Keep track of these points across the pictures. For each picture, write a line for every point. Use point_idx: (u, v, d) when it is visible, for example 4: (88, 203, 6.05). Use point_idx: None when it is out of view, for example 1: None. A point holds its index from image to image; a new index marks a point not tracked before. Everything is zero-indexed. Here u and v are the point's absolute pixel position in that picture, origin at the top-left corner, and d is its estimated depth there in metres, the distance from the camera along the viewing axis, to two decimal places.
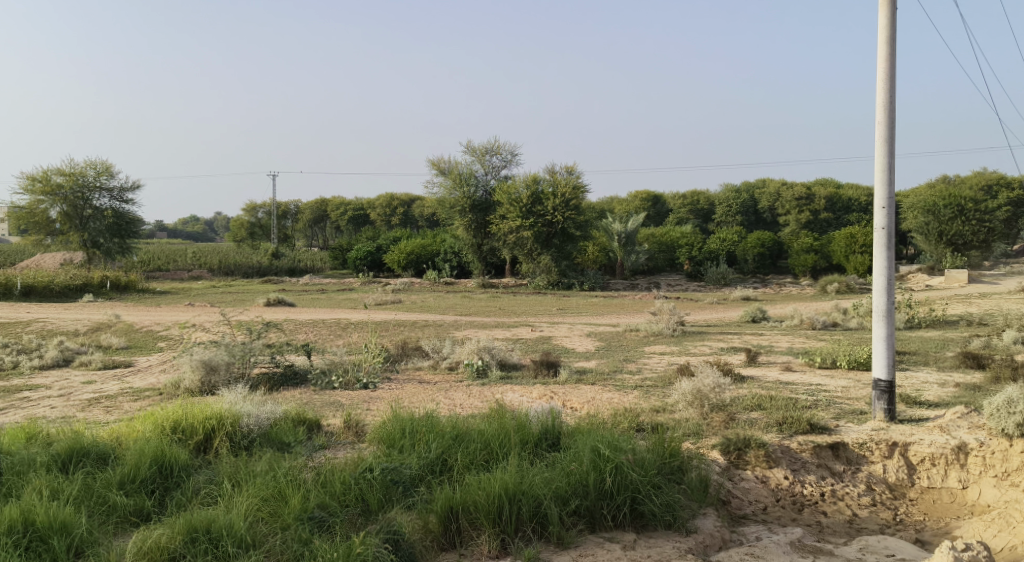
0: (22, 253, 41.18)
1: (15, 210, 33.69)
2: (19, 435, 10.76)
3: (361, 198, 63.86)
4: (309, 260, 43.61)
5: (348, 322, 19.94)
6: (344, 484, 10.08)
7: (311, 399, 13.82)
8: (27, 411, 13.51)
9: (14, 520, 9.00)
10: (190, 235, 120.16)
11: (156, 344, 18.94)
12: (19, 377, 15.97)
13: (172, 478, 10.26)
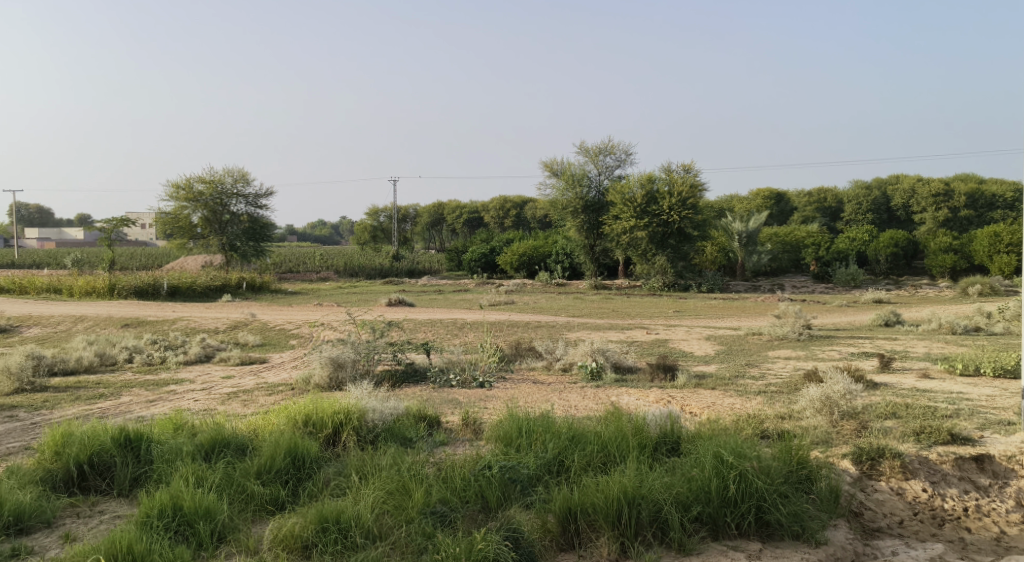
0: (167, 256, 43.80)
1: (161, 216, 35.83)
2: (167, 425, 11.44)
3: (476, 201, 64.83)
4: (428, 261, 44.64)
5: (465, 322, 20.27)
6: (464, 481, 10.26)
7: (430, 396, 14.12)
8: (174, 403, 14.37)
9: (164, 504, 9.57)
10: (316, 239, 124.80)
11: (288, 341, 19.79)
12: (167, 371, 17.04)
13: (303, 470, 10.71)
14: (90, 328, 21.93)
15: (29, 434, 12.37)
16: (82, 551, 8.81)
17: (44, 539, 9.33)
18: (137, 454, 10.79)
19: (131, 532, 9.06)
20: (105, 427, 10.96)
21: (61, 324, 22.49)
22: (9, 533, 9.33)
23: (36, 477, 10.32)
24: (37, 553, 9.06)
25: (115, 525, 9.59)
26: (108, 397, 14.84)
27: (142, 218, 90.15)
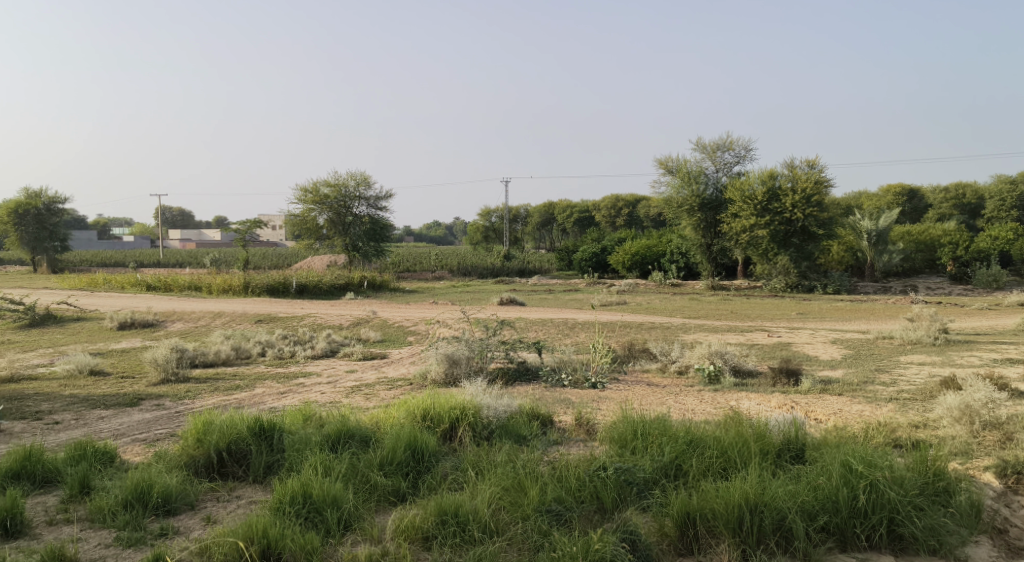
0: (295, 256, 45.53)
1: (290, 218, 37.37)
2: (297, 416, 11.96)
3: (586, 201, 64.73)
4: (538, 260, 44.86)
5: (577, 322, 20.23)
6: (579, 481, 10.25)
7: (543, 396, 14.14)
8: (302, 395, 14.96)
9: (295, 491, 9.95)
10: (431, 239, 127.40)
11: (406, 338, 20.26)
12: (296, 364, 17.77)
13: (423, 463, 10.96)
14: (226, 323, 23.10)
15: (174, 422, 13.14)
16: (221, 533, 9.24)
17: (188, 520, 9.83)
18: (270, 443, 11.29)
19: (265, 517, 9.45)
20: (241, 417, 11.52)
21: (200, 319, 23.76)
22: (157, 514, 9.88)
23: (180, 462, 10.94)
24: (182, 533, 9.56)
25: (251, 509, 10.04)
26: (243, 389, 15.59)
27: (270, 220, 94.32)
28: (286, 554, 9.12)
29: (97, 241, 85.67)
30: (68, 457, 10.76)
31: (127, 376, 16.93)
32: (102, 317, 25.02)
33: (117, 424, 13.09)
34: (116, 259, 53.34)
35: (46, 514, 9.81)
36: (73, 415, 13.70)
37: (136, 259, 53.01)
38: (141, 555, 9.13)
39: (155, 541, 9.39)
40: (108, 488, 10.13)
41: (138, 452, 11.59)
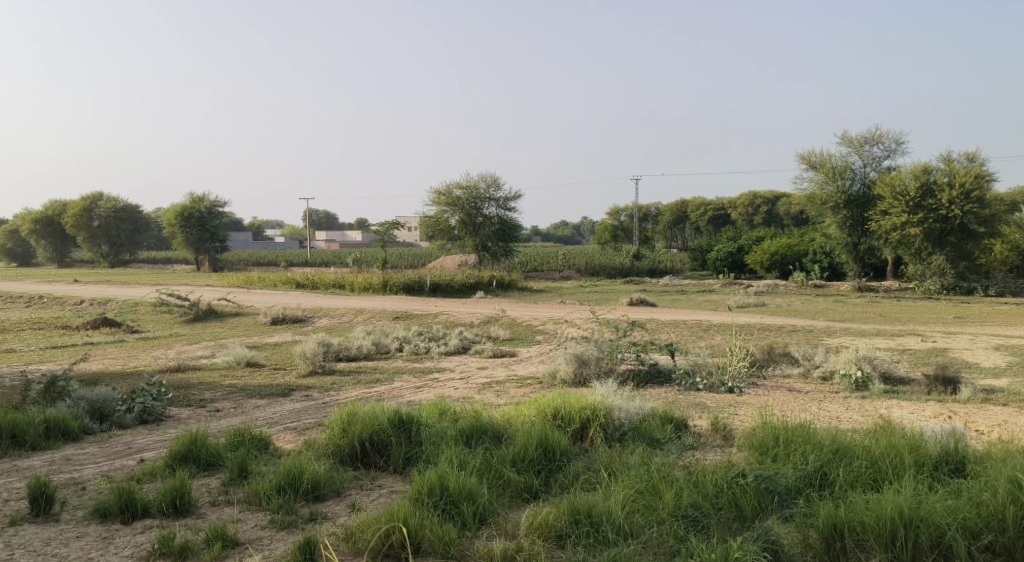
0: (429, 256, 46.59)
1: (425, 220, 38.39)
2: (433, 410, 12.27)
3: (722, 198, 63.25)
4: (670, 260, 44.55)
5: (711, 324, 19.70)
6: (716, 487, 9.96)
7: (677, 399, 13.85)
8: (436, 390, 15.29)
9: (433, 483, 10.10)
10: (559, 239, 127.71)
11: (535, 337, 20.29)
12: (430, 360, 18.16)
13: (555, 462, 10.97)
14: (367, 319, 23.88)
15: (321, 412, 13.68)
16: (366, 521, 9.46)
17: (335, 506, 10.17)
18: (409, 435, 11.59)
19: (405, 506, 9.64)
20: (382, 409, 11.86)
21: (343, 315, 24.66)
22: (307, 499, 10.26)
23: (327, 451, 11.36)
24: (329, 518, 9.88)
25: (392, 498, 10.29)
26: (383, 382, 16.06)
27: (405, 220, 96.93)
28: (426, 545, 9.26)
29: (249, 242, 90.45)
30: (229, 443, 11.40)
31: (279, 367, 17.79)
32: (256, 312, 26.41)
33: (270, 413, 13.75)
34: (268, 258, 56.13)
35: (209, 495, 10.32)
36: (231, 403, 14.47)
37: (284, 258, 55.67)
38: (294, 536, 9.45)
39: (306, 524, 9.72)
40: (263, 473, 10.63)
41: (289, 440, 12.12)
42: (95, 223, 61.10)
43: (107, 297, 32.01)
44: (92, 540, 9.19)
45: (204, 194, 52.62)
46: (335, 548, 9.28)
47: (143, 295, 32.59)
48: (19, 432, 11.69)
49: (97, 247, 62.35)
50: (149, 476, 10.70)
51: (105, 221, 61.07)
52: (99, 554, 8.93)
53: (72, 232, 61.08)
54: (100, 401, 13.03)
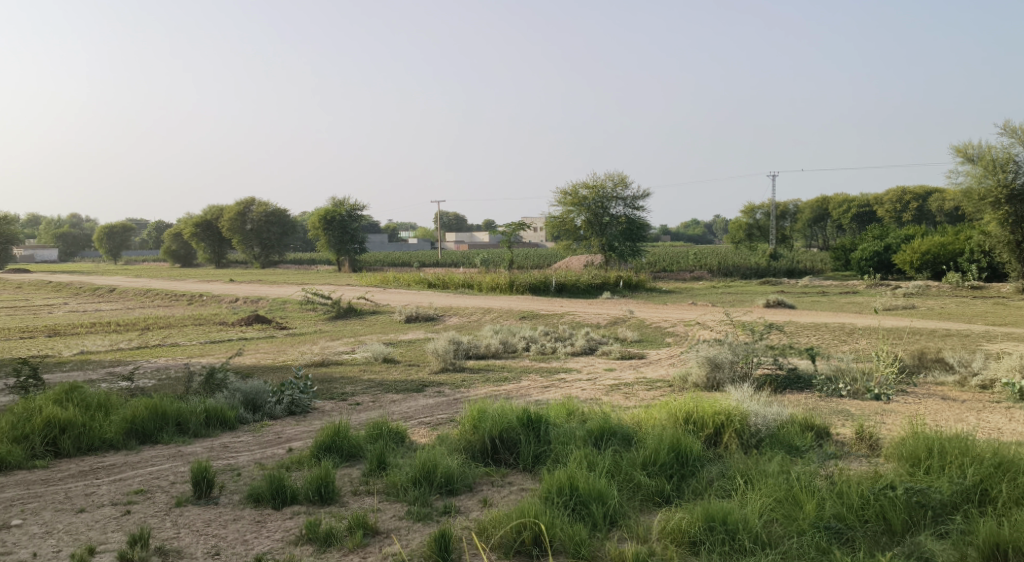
0: (555, 256, 46.71)
1: (550, 220, 38.56)
2: (561, 410, 12.24)
3: (867, 195, 60.33)
4: (811, 260, 43.58)
5: (854, 327, 18.76)
6: (862, 499, 9.44)
7: (817, 406, 13.25)
8: (564, 390, 15.23)
9: (562, 483, 10.01)
10: (689, 239, 124.89)
11: (665, 339, 19.89)
12: (557, 360, 18.12)
13: (687, 467, 10.72)
14: (495, 318, 24.07)
15: (453, 408, 13.87)
16: (497, 517, 9.48)
17: (467, 501, 10.25)
18: (538, 434, 11.59)
19: (535, 504, 9.59)
20: (511, 407, 11.92)
21: (473, 314, 24.95)
22: (441, 493, 10.39)
23: (459, 446, 11.51)
24: (462, 512, 9.95)
25: (523, 496, 10.28)
26: (511, 381, 16.13)
27: (534, 221, 97.44)
28: (557, 543, 9.17)
29: (386, 244, 93.26)
30: (368, 436, 11.74)
31: (413, 364, 18.20)
32: (392, 311, 27.16)
33: (405, 408, 14.05)
34: (402, 259, 57.68)
35: (351, 485, 10.63)
36: (369, 397, 14.88)
37: (418, 258, 57.04)
38: (429, 528, 9.55)
39: (440, 517, 9.83)
40: (400, 465, 10.85)
41: (422, 434, 12.34)
42: (249, 226, 64.78)
43: (258, 296, 33.76)
44: (247, 523, 9.56)
45: (345, 198, 54.62)
46: (467, 542, 9.32)
47: (289, 293, 34.11)
48: (183, 420, 12.38)
49: (248, 249, 65.35)
50: (296, 465, 11.10)
51: (257, 224, 64.56)
52: (253, 536, 9.26)
53: (228, 235, 64.92)
54: (253, 392, 13.65)
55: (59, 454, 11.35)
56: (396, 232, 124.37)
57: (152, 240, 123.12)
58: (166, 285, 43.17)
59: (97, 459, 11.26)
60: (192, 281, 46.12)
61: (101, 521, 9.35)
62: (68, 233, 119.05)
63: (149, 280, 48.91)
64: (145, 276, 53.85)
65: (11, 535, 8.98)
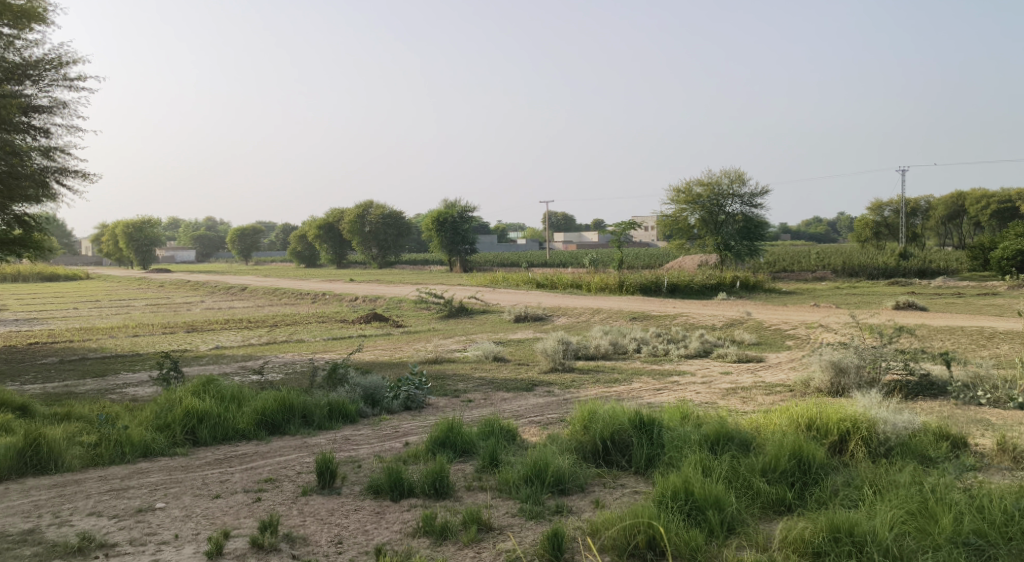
0: (668, 256, 45.92)
1: (663, 218, 38.08)
2: (675, 413, 11.95)
3: (1008, 189, 56.67)
4: (945, 259, 41.04)
5: (994, 331, 17.60)
6: (1005, 515, 8.83)
7: (952, 414, 12.50)
8: (678, 393, 14.90)
9: (677, 487, 9.72)
10: (808, 239, 120.30)
11: (784, 342, 19.20)
12: (670, 362, 17.77)
13: (810, 475, 10.29)
14: (605, 319, 23.81)
15: (563, 409, 13.75)
16: (611, 518, 9.29)
17: (580, 501, 10.11)
18: (651, 437, 11.35)
19: (650, 507, 9.36)
20: (623, 409, 11.71)
21: (582, 314, 24.78)
22: (552, 492, 10.29)
23: (570, 447, 11.39)
24: (575, 512, 9.82)
25: (636, 499, 10.08)
26: (622, 383, 15.89)
27: (649, 221, 96.28)
28: (672, 547, 8.91)
29: (497, 245, 93.86)
30: (479, 433, 11.76)
31: (522, 363, 18.20)
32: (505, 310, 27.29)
33: (517, 406, 14.02)
34: (513, 259, 57.99)
35: (464, 480, 10.66)
36: (481, 394, 14.94)
37: (528, 258, 57.22)
38: (542, 526, 9.47)
39: (553, 516, 9.72)
40: (512, 463, 10.81)
41: (534, 433, 12.29)
42: (367, 228, 66.57)
43: (376, 295, 34.61)
44: (367, 514, 9.70)
45: (457, 200, 55.34)
46: (579, 542, 9.18)
47: (405, 292, 34.78)
48: (308, 413, 12.73)
49: (366, 250, 67.13)
50: (412, 459, 11.22)
51: (374, 226, 66.27)
52: (373, 526, 9.39)
53: (348, 236, 66.95)
54: (371, 388, 13.92)
55: (197, 442, 11.85)
56: (506, 233, 125.03)
57: (278, 241, 128.17)
58: (292, 284, 44.90)
59: (231, 448, 11.69)
60: (314, 280, 47.73)
61: (234, 507, 9.67)
62: (205, 235, 126.26)
63: (275, 279, 51.09)
64: (271, 276, 56.23)
65: (155, 517, 9.37)
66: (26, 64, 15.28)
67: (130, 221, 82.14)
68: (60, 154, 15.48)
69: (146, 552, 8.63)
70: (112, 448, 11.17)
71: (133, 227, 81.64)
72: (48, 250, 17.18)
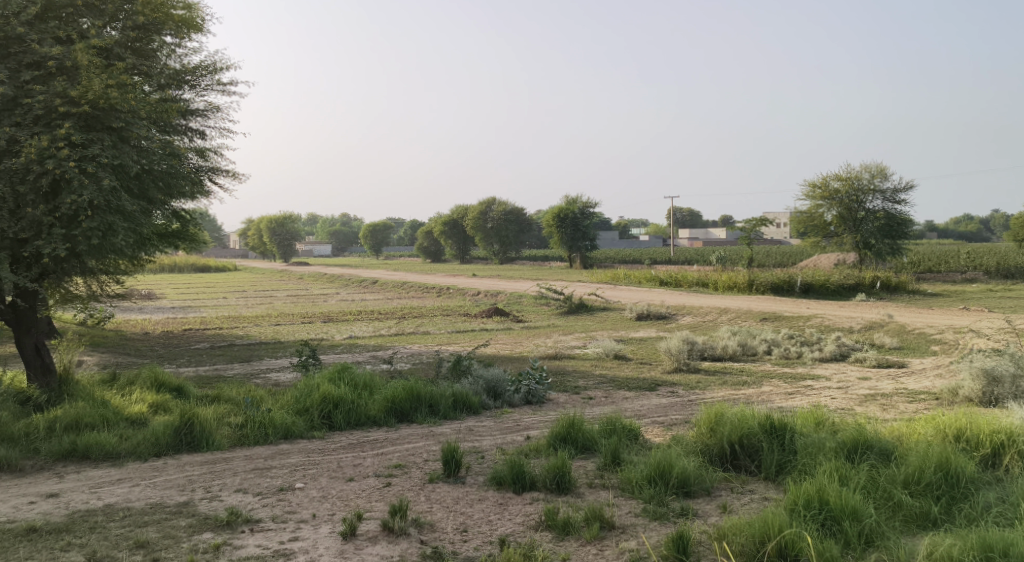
0: (802, 256, 44.02)
1: (797, 215, 36.66)
2: (809, 418, 11.41)
3: None
4: None
5: None
6: None
7: None
8: (811, 398, 14.24)
9: (811, 496, 9.23)
10: (954, 237, 113.32)
11: (930, 347, 18.10)
12: (803, 366, 17.06)
13: (959, 489, 9.60)
14: (733, 319, 23.09)
15: (688, 410, 13.36)
16: (740, 524, 8.90)
17: (706, 505, 9.77)
18: (782, 442, 10.87)
19: (780, 514, 8.91)
20: (753, 412, 11.27)
21: (708, 314, 24.11)
22: (678, 494, 9.98)
23: (696, 449, 11.03)
24: (701, 516, 9.48)
25: (766, 505, 9.65)
26: (751, 385, 15.33)
27: (780, 218, 93.13)
28: (804, 556, 8.43)
29: (620, 242, 92.82)
30: (601, 431, 11.56)
31: (645, 362, 17.88)
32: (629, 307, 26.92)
33: (639, 405, 13.74)
34: (636, 255, 57.29)
35: (586, 477, 10.49)
36: (602, 392, 14.71)
37: (652, 255, 56.31)
38: (667, 528, 9.18)
39: (678, 518, 9.42)
40: (635, 463, 10.56)
41: (657, 433, 12.00)
42: (489, 224, 67.22)
43: (499, 289, 34.83)
44: (491, 504, 9.67)
45: (580, 196, 55.03)
46: (706, 546, 8.85)
47: (528, 288, 34.85)
48: (433, 402, 12.83)
49: (489, 246, 67.89)
50: (534, 453, 11.13)
51: (497, 222, 66.92)
52: (496, 517, 9.34)
53: (471, 232, 67.86)
54: (493, 381, 13.90)
55: (332, 427, 12.15)
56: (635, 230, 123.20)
57: (407, 237, 131.16)
58: (419, 278, 45.88)
59: (363, 433, 11.92)
60: (440, 275, 48.59)
61: (366, 491, 9.82)
62: (338, 231, 130.95)
63: (403, 273, 52.33)
64: (399, 270, 57.68)
65: (294, 496, 9.63)
66: (185, 69, 14.38)
67: (273, 215, 85.80)
68: (212, 152, 16.08)
69: (287, 529, 8.86)
70: (256, 430, 11.57)
71: (277, 223, 85.13)
72: (200, 241, 17.98)
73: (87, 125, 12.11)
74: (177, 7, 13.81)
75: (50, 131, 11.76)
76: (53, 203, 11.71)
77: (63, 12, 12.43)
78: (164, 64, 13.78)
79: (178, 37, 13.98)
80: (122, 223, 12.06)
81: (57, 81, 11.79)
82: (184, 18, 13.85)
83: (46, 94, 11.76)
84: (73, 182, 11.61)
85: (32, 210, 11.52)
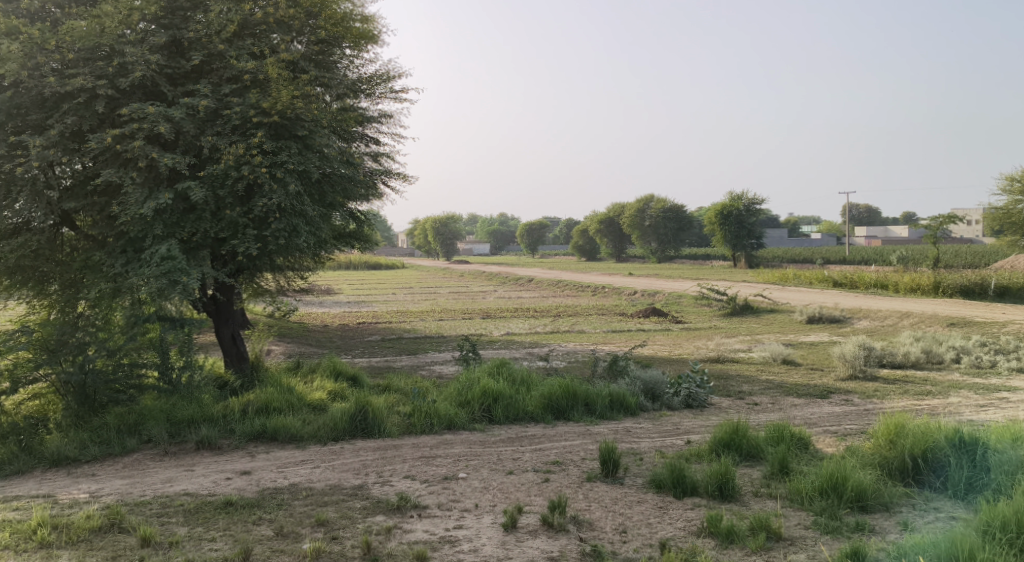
0: (995, 255, 40.84)
1: (992, 211, 34.04)
2: (1005, 433, 10.47)
3: None
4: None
5: None
6: None
7: None
8: (1008, 412, 13.09)
9: (1007, 518, 8.46)
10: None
11: None
12: (997, 376, 15.71)
13: None
14: (915, 324, 21.63)
15: (864, 420, 12.62)
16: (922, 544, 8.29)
17: (884, 521, 9.18)
18: (973, 458, 10.05)
19: (969, 535, 8.23)
20: (938, 426, 10.53)
21: (887, 318, 22.72)
22: (852, 508, 9.42)
23: (874, 461, 10.39)
24: (879, 532, 8.91)
25: (952, 525, 8.95)
26: (936, 396, 14.30)
27: (970, 216, 86.74)
28: None
29: (787, 240, 89.51)
30: (769, 437, 11.10)
31: (817, 368, 17.05)
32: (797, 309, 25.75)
33: (809, 413, 13.10)
34: (806, 255, 54.83)
35: (752, 485, 10.10)
36: (769, 398, 14.13)
37: (823, 255, 53.86)
38: (840, 543, 8.68)
39: (853, 533, 8.89)
40: (805, 473, 10.06)
41: (829, 443, 11.40)
42: (647, 222, 66.28)
43: (659, 289, 34.27)
44: (650, 507, 9.48)
45: (746, 192, 53.41)
46: None
47: (687, 288, 34.18)
48: (590, 401, 12.74)
49: (648, 244, 67.30)
50: (695, 457, 10.85)
51: (654, 220, 65.67)
52: (657, 520, 9.15)
53: (630, 230, 67.45)
54: (651, 382, 13.64)
55: (492, 421, 12.31)
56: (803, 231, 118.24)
57: (563, 236, 131.99)
58: (576, 276, 45.85)
59: (521, 428, 12.01)
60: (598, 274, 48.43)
61: (526, 485, 9.88)
62: (497, 231, 133.19)
63: (561, 272, 52.51)
64: (557, 268, 57.92)
65: (459, 486, 9.82)
66: (361, 79, 14.93)
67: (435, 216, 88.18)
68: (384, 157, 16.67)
69: (452, 517, 9.04)
70: (422, 420, 11.91)
71: (438, 222, 87.32)
72: (373, 241, 18.64)
73: (277, 133, 12.80)
74: (356, 21, 14.24)
75: (246, 140, 12.47)
76: (248, 206, 12.45)
77: (257, 29, 13.23)
78: (344, 75, 14.41)
79: (356, 50, 14.57)
80: (305, 226, 12.80)
81: (251, 93, 12.53)
82: (362, 32, 14.31)
83: (242, 106, 12.47)
84: (265, 187, 12.32)
85: (230, 212, 12.32)
